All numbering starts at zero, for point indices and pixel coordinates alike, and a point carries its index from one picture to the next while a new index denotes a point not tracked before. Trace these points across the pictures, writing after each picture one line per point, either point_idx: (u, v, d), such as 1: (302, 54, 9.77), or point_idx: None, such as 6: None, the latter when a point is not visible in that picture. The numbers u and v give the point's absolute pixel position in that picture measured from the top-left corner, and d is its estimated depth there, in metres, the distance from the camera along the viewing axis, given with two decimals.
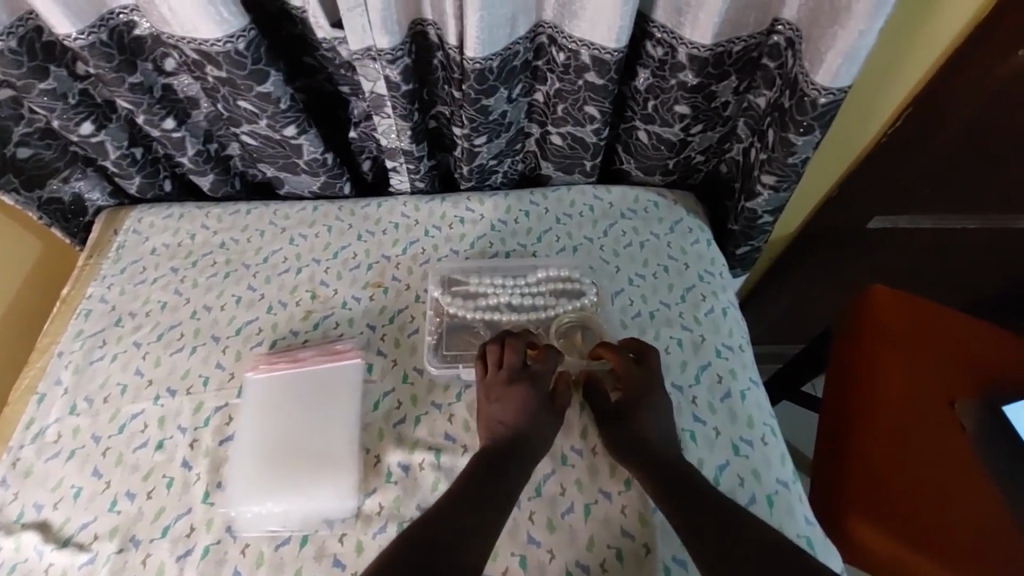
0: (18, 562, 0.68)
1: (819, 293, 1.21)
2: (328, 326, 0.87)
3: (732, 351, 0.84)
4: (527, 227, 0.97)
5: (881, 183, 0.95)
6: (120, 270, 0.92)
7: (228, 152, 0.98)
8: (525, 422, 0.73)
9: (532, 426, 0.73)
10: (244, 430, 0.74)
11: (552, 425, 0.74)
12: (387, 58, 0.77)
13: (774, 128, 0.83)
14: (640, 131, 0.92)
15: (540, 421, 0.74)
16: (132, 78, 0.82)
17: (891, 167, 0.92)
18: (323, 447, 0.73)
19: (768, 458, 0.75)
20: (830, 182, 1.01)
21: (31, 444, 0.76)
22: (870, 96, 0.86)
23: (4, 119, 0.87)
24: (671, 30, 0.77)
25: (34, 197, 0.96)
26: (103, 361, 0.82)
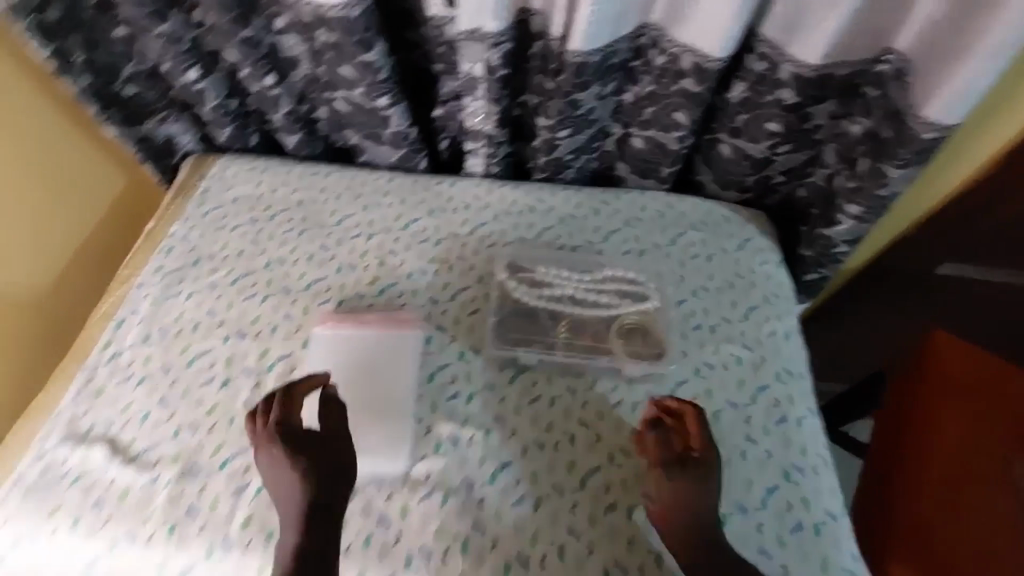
0: (82, 475, 0.71)
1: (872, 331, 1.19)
2: (393, 293, 0.89)
3: (792, 376, 0.83)
4: (596, 225, 0.96)
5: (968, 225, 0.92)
6: (204, 213, 0.96)
7: (316, 115, 1.00)
8: (313, 485, 0.66)
9: (324, 487, 0.66)
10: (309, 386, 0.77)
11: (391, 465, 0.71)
12: (490, 42, 0.79)
13: (867, 158, 0.82)
14: (724, 145, 0.91)
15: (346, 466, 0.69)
16: (244, 32, 0.86)
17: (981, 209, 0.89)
18: (379, 408, 0.77)
19: (818, 488, 0.75)
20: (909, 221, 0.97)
21: (105, 365, 0.78)
22: (974, 135, 0.82)
23: (118, 56, 0.91)
24: (777, 46, 0.76)
25: (132, 132, 1.01)
26: (179, 296, 0.85)
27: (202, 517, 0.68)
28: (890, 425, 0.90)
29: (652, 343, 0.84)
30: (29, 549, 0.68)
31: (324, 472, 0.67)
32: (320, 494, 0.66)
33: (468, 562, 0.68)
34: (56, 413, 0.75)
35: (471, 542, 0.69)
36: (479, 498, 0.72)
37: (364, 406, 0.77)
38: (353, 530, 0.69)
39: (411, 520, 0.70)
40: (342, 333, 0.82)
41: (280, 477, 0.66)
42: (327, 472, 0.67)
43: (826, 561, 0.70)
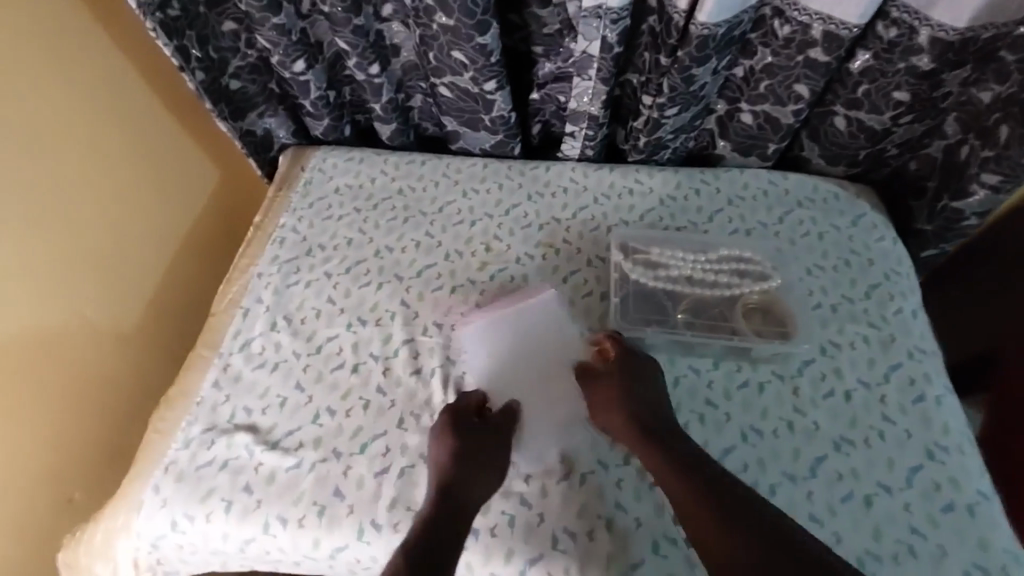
0: (229, 459, 0.73)
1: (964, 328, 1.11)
2: (503, 278, 0.89)
3: (924, 354, 0.80)
4: (699, 205, 0.94)
5: None
6: (310, 204, 0.97)
7: (411, 104, 1.02)
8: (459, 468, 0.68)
9: (473, 472, 0.68)
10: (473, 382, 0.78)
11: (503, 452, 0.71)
12: (613, 17, 0.78)
13: (1009, 124, 0.78)
14: (838, 117, 0.88)
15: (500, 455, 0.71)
16: (356, 20, 0.86)
17: None
18: (542, 386, 0.77)
19: (966, 467, 0.72)
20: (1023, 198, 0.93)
21: (239, 352, 0.82)
22: None
23: (225, 50, 0.93)
24: (915, 10, 0.74)
25: (236, 127, 1.01)
26: (299, 286, 0.88)
27: (350, 498, 0.70)
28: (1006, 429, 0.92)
29: (774, 321, 0.82)
30: (187, 531, 0.70)
31: (477, 459, 0.69)
32: (468, 477, 0.68)
33: (612, 543, 0.68)
34: (199, 400, 0.78)
35: (613, 523, 0.69)
36: (616, 479, 0.71)
37: (528, 384, 0.78)
38: (495, 511, 0.70)
39: (551, 501, 0.70)
40: (491, 314, 0.82)
41: (439, 457, 0.70)
42: (478, 458, 0.69)
43: (985, 541, 0.67)
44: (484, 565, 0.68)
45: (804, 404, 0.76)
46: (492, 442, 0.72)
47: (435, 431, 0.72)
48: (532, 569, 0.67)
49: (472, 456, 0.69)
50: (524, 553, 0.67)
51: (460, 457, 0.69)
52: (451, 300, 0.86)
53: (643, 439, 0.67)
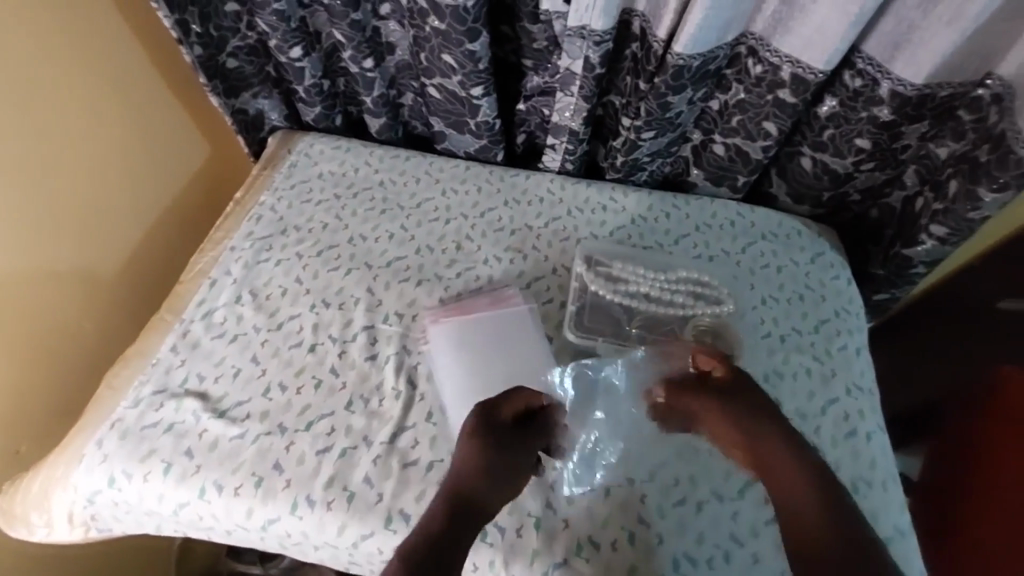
0: (175, 422, 0.75)
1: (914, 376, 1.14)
2: (469, 277, 0.91)
3: (862, 392, 0.83)
4: (667, 228, 0.97)
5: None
6: (291, 186, 1.00)
7: (402, 101, 1.06)
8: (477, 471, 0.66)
9: (490, 487, 0.66)
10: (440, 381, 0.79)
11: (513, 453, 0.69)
12: (596, 39, 0.82)
13: (959, 180, 0.82)
14: (805, 158, 0.93)
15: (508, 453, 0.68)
16: (354, 14, 0.90)
17: None
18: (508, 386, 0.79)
19: (887, 503, 0.75)
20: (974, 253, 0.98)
21: (200, 320, 0.83)
22: None
23: (225, 29, 0.96)
24: (878, 63, 0.78)
25: (228, 103, 1.05)
26: (268, 263, 0.90)
27: (288, 472, 0.71)
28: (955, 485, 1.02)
29: (722, 344, 0.85)
30: (124, 488, 0.72)
31: (496, 474, 0.66)
32: (482, 492, 0.65)
33: (540, 541, 0.69)
34: (155, 361, 0.80)
35: (543, 522, 0.70)
36: (551, 481, 0.73)
37: (494, 383, 0.79)
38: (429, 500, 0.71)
39: None
40: (462, 317, 0.83)
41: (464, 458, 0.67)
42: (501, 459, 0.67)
43: None
44: None
45: None
46: (515, 457, 0.69)
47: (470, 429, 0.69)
48: None
49: (489, 473, 0.66)
50: None
51: (481, 477, 0.65)
52: (416, 292, 0.88)
53: (771, 451, 0.65)
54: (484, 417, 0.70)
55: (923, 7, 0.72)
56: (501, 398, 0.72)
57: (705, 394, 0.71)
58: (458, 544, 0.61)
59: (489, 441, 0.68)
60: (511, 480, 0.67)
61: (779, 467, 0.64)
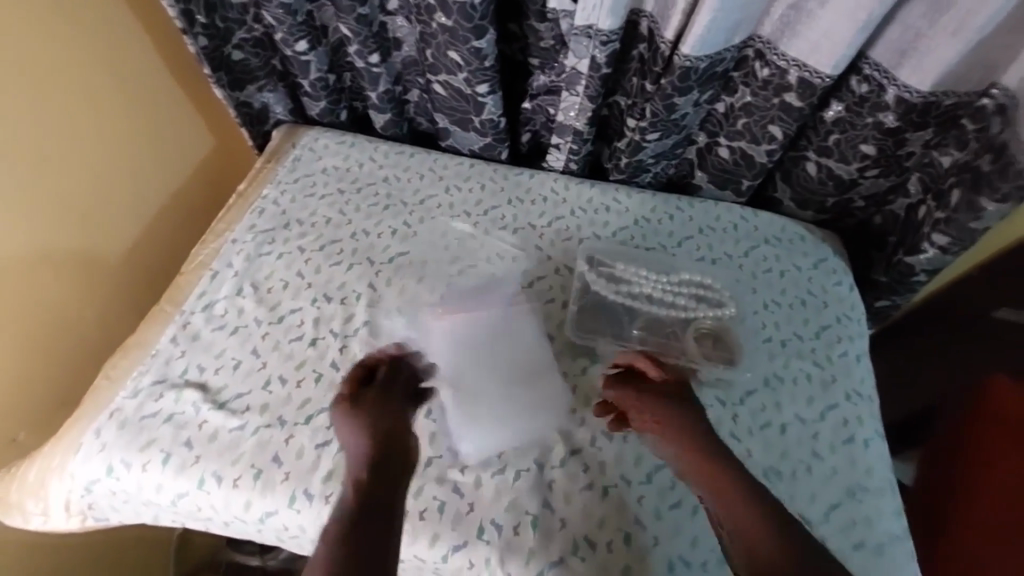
0: (174, 413, 0.75)
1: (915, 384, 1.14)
2: (472, 275, 0.91)
3: (862, 398, 0.83)
4: (670, 230, 0.96)
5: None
6: (295, 179, 1.00)
7: (407, 97, 1.06)
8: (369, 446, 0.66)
9: (382, 454, 0.65)
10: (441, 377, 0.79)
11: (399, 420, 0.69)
12: (603, 39, 0.81)
13: (962, 189, 0.82)
14: (809, 163, 0.93)
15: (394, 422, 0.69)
16: (361, 9, 0.90)
17: None
18: (509, 384, 0.80)
19: (882, 509, 0.75)
20: (973, 263, 0.96)
21: (201, 312, 0.83)
22: None
23: (231, 21, 0.96)
24: (884, 69, 0.78)
25: (233, 96, 1.05)
26: (271, 256, 0.90)
27: (286, 466, 0.71)
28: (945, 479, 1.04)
29: (723, 348, 0.85)
30: (122, 478, 0.72)
31: (384, 444, 0.66)
32: (377, 462, 0.64)
33: (536, 540, 0.69)
34: (155, 352, 0.80)
35: (539, 521, 0.70)
36: (549, 481, 0.73)
37: (495, 381, 0.80)
38: (427, 496, 0.72)
39: (484, 492, 0.72)
40: (462, 314, 0.84)
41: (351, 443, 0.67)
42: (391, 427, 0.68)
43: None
44: (410, 546, 0.70)
45: (740, 431, 0.78)
46: (397, 423, 0.69)
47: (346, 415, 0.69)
48: (455, 555, 0.69)
49: (375, 445, 0.66)
50: (449, 540, 0.69)
51: (368, 449, 0.65)
52: (417, 289, 0.88)
53: (710, 463, 0.64)
54: (362, 397, 0.71)
55: (931, 14, 0.72)
56: (354, 375, 0.73)
57: (646, 402, 0.70)
58: (372, 517, 0.60)
59: (371, 417, 0.68)
60: (402, 445, 0.67)
61: (721, 479, 0.63)
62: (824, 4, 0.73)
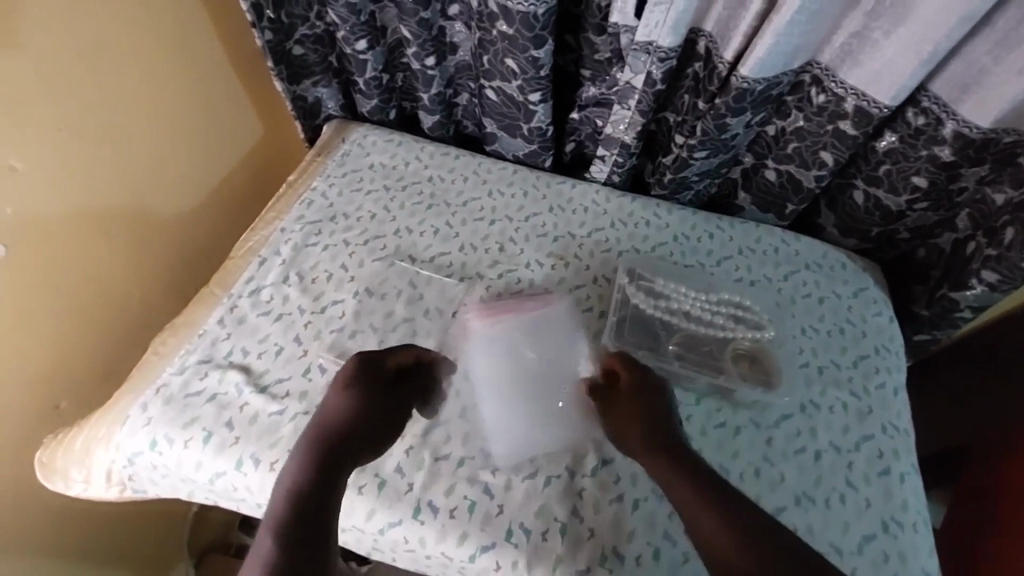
0: (217, 393, 0.76)
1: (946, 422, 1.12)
2: (511, 279, 0.92)
3: (899, 432, 0.82)
4: (709, 248, 0.96)
5: None
6: (343, 174, 1.02)
7: (456, 100, 1.08)
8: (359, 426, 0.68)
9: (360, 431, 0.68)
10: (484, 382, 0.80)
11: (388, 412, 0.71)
12: (661, 55, 0.82)
13: (1016, 228, 0.81)
14: (857, 191, 0.92)
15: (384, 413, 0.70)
16: (423, 13, 0.91)
17: None
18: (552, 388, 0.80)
19: (916, 545, 0.74)
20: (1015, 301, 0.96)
21: (248, 296, 0.86)
22: None
23: (295, 17, 0.99)
24: (944, 102, 0.78)
25: (290, 89, 1.08)
26: (317, 247, 0.92)
27: None
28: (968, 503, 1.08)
29: (759, 370, 0.84)
30: (164, 452, 0.74)
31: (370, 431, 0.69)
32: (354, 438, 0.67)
33: (564, 547, 0.70)
34: (202, 332, 0.82)
35: (568, 528, 0.71)
36: (579, 489, 0.73)
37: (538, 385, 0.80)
38: (459, 494, 0.72)
39: (514, 495, 0.72)
40: (506, 315, 0.84)
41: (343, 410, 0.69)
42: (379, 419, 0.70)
43: None
44: (438, 543, 0.70)
45: (772, 455, 0.78)
46: (387, 405, 0.71)
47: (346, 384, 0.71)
48: (482, 555, 0.69)
49: (358, 421, 0.68)
50: (478, 540, 0.70)
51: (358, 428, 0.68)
52: (457, 289, 0.89)
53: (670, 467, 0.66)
54: (367, 366, 0.73)
55: (998, 51, 0.71)
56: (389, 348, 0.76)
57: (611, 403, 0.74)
58: (330, 487, 0.62)
59: (368, 388, 0.71)
60: (380, 437, 0.69)
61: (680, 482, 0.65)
62: (890, 34, 0.73)
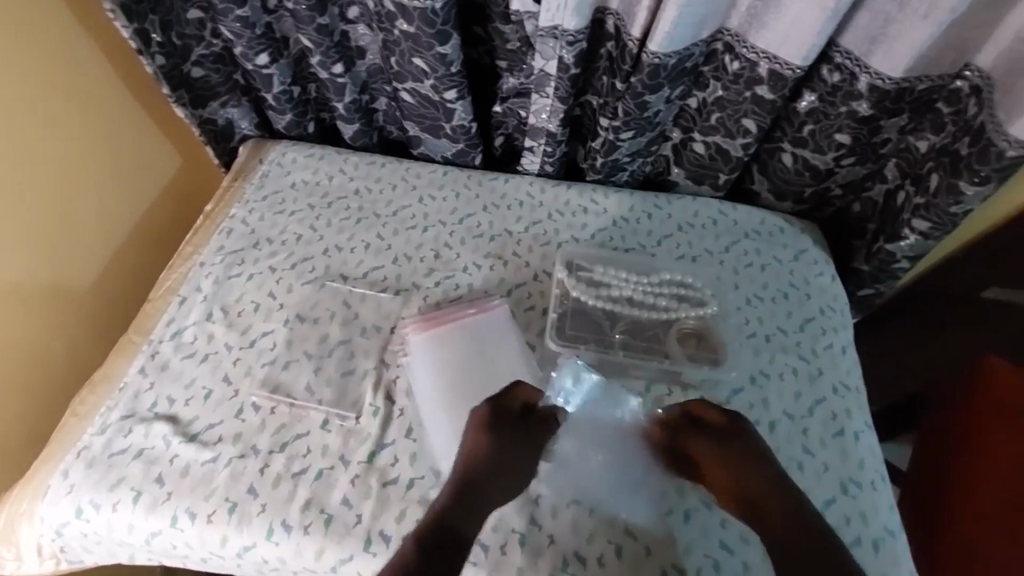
0: (145, 448, 0.72)
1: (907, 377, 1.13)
2: (448, 287, 0.88)
3: (849, 390, 0.82)
4: (649, 229, 0.95)
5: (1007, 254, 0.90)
6: (263, 197, 0.97)
7: (375, 106, 1.03)
8: (489, 467, 0.67)
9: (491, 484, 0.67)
10: (427, 398, 0.76)
11: (517, 457, 0.69)
12: (569, 39, 0.80)
13: (939, 173, 0.81)
14: (785, 154, 0.91)
15: (511, 459, 0.69)
16: (320, 19, 0.87)
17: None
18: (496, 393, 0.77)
19: (877, 503, 0.74)
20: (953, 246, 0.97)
21: (170, 340, 0.81)
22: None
23: (189, 37, 0.94)
24: (856, 57, 0.77)
25: (196, 114, 1.02)
26: (240, 278, 0.87)
27: (263, 497, 0.69)
28: (938, 440, 0.84)
29: (706, 348, 0.83)
30: (92, 519, 0.69)
31: (500, 474, 0.68)
32: (489, 488, 0.67)
33: (525, 558, 0.68)
34: (123, 385, 0.77)
35: (527, 538, 0.69)
36: (536, 494, 0.72)
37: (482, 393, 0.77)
38: (411, 519, 0.68)
39: None
40: (445, 326, 0.81)
41: (476, 448, 0.69)
42: (507, 464, 0.68)
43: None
44: None
45: None
46: (519, 453, 0.70)
47: (477, 422, 0.71)
48: None
49: (496, 464, 0.68)
50: None
51: (489, 468, 0.67)
52: (394, 304, 0.86)
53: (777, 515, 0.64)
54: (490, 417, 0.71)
55: None
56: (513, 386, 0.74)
57: (726, 457, 0.68)
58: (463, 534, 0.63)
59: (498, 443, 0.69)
60: (512, 480, 0.69)
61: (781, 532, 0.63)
62: None
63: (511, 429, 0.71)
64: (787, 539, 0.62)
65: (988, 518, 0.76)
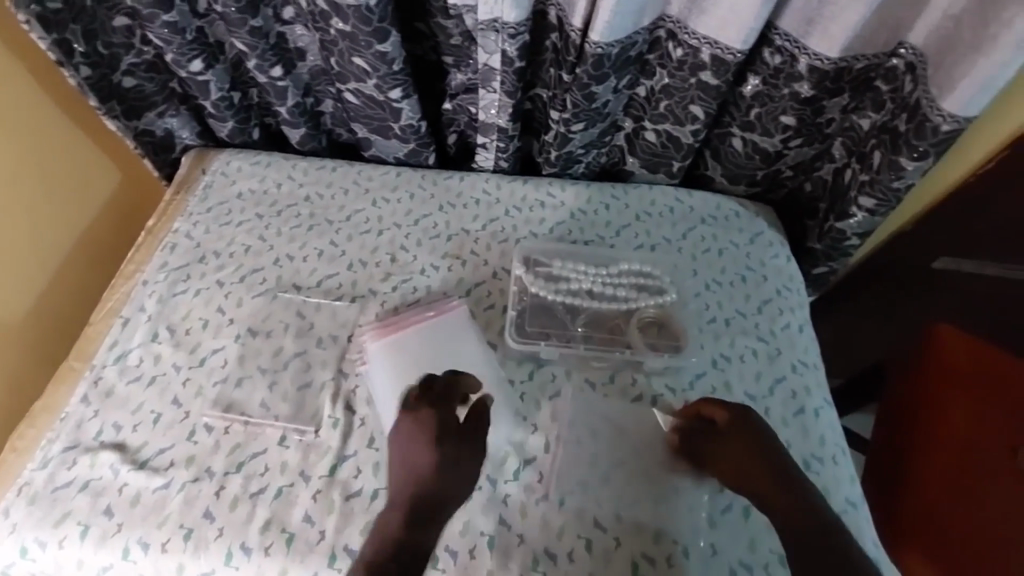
0: (91, 479, 0.69)
1: (869, 349, 1.16)
2: (406, 290, 0.87)
3: (807, 368, 0.83)
4: (606, 220, 0.94)
5: (954, 225, 0.92)
6: (208, 209, 0.93)
7: (320, 108, 1.00)
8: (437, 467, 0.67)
9: (445, 491, 0.67)
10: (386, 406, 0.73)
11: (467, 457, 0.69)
12: (510, 32, 0.79)
13: (882, 150, 0.83)
14: (735, 138, 0.92)
15: (459, 458, 0.68)
16: (253, 21, 0.84)
17: (969, 211, 0.90)
18: (457, 395, 0.75)
19: (838, 477, 0.75)
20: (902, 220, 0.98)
21: (114, 364, 0.77)
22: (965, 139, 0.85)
23: (116, 46, 0.89)
24: (794, 39, 0.77)
25: (130, 125, 0.98)
26: (186, 295, 0.84)
27: (220, 520, 0.67)
28: (898, 415, 0.85)
29: (668, 335, 0.83)
30: (38, 558, 0.66)
31: (450, 474, 0.67)
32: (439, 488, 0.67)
33: (495, 560, 0.67)
34: (65, 415, 0.74)
35: (496, 539, 0.68)
36: (503, 494, 0.71)
37: None
38: None
39: None
40: (401, 332, 0.79)
41: (420, 449, 0.68)
42: (455, 463, 0.68)
43: None
44: None
45: None
46: (462, 450, 0.69)
47: (412, 421, 0.70)
48: None
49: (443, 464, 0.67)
50: None
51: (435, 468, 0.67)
52: (350, 311, 0.84)
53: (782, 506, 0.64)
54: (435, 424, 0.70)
55: None
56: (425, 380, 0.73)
57: (732, 454, 0.68)
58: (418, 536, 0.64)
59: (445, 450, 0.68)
60: (464, 478, 0.68)
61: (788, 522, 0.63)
62: None
63: (451, 427, 0.70)
64: (794, 528, 0.62)
65: (947, 479, 0.77)
